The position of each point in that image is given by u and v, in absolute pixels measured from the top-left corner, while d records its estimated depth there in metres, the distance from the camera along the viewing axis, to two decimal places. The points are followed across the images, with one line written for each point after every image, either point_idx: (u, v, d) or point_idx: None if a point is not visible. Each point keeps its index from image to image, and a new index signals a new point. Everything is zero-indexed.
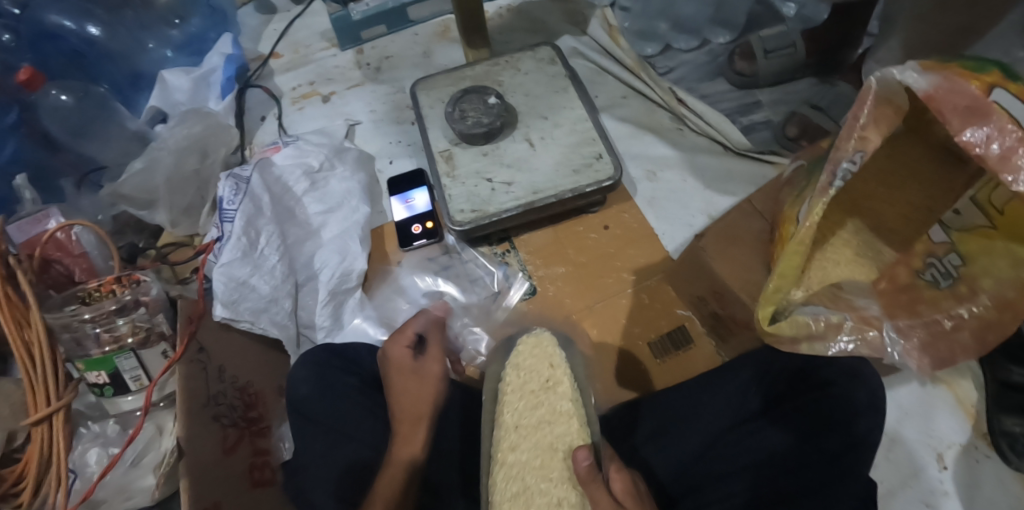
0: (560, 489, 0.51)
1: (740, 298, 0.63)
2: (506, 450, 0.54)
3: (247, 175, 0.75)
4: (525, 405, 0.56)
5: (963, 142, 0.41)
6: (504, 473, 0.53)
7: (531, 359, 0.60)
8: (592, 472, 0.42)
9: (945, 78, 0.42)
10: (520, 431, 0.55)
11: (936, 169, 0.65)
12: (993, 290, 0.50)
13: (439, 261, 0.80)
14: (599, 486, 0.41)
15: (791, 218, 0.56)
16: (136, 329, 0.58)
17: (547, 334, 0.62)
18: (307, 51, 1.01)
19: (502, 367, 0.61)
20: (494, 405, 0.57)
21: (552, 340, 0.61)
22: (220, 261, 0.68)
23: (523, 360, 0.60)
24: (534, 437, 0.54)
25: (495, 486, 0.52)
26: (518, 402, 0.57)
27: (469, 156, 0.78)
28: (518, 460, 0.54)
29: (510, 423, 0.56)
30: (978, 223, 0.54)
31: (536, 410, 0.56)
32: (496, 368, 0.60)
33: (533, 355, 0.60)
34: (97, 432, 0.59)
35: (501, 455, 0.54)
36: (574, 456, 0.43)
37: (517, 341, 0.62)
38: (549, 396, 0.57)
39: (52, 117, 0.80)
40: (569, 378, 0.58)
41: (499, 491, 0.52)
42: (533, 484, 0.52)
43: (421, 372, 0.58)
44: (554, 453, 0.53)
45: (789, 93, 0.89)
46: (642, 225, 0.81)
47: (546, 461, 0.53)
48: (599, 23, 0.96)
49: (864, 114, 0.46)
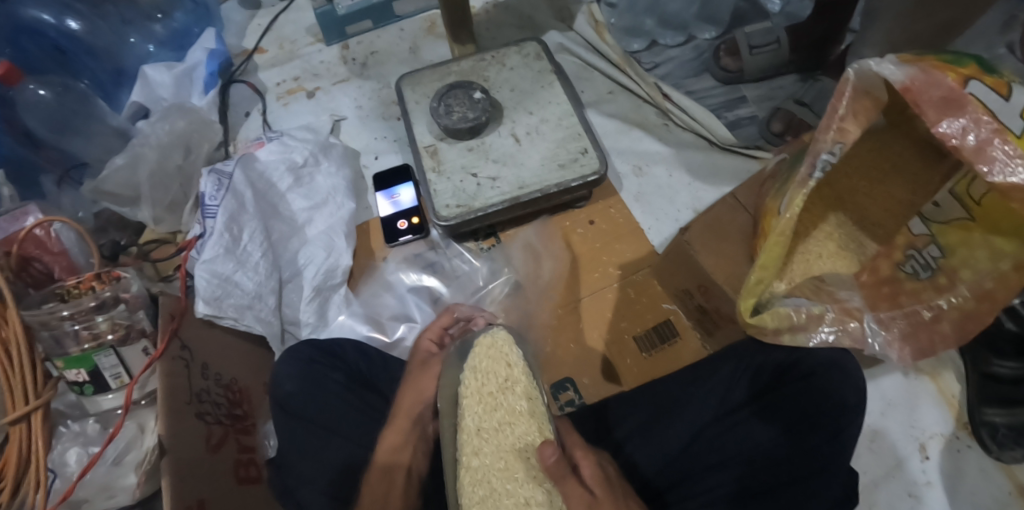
0: (527, 489, 0.50)
1: (725, 291, 0.63)
2: (470, 454, 0.53)
3: (230, 169, 0.74)
4: (483, 409, 0.55)
5: (940, 133, 0.42)
6: (470, 477, 0.52)
7: (487, 361, 0.57)
8: (560, 468, 0.41)
9: (922, 71, 0.43)
10: (483, 434, 0.54)
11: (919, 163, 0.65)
12: (971, 281, 0.51)
13: (426, 257, 0.80)
14: (570, 480, 0.41)
15: (773, 211, 0.57)
16: (116, 326, 0.57)
17: (501, 332, 0.59)
18: (292, 47, 1.00)
19: (459, 372, 0.58)
20: (453, 410, 0.55)
21: (508, 338, 0.58)
22: (202, 257, 0.66)
23: (480, 362, 0.57)
24: (496, 440, 0.53)
25: (462, 491, 0.51)
26: (477, 406, 0.55)
27: (455, 151, 0.77)
28: (483, 464, 0.52)
29: (472, 427, 0.54)
30: (958, 216, 0.55)
31: (494, 413, 0.55)
32: (451, 374, 0.57)
33: (488, 357, 0.57)
34: (77, 431, 0.58)
35: (466, 459, 0.53)
36: (540, 451, 0.43)
37: (471, 342, 0.59)
38: (506, 396, 0.55)
39: (30, 112, 0.78)
40: (526, 377, 0.56)
41: (467, 495, 0.51)
42: (499, 486, 0.50)
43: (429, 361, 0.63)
44: (518, 454, 0.52)
45: (774, 89, 0.90)
46: (628, 220, 0.81)
47: (510, 463, 0.52)
48: (585, 20, 0.96)
49: (843, 105, 0.46)
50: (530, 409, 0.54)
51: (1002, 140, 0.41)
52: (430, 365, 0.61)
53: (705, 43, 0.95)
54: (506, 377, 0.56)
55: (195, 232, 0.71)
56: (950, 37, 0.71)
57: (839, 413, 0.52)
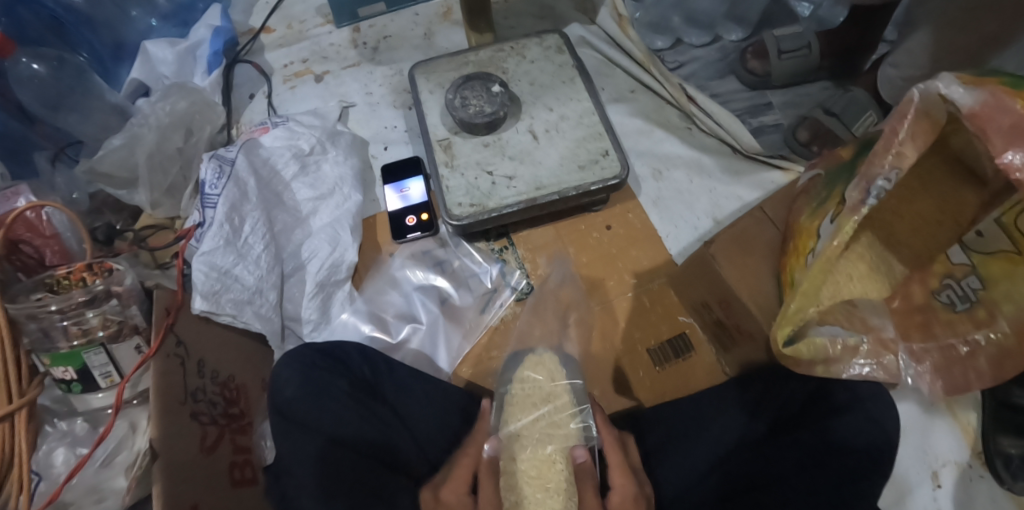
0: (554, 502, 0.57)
1: (747, 307, 0.61)
2: (509, 459, 0.59)
3: (232, 156, 0.69)
4: (528, 417, 0.61)
5: (1004, 164, 0.38)
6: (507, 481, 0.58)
7: (534, 376, 0.64)
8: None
9: (992, 95, 0.39)
10: (521, 441, 0.60)
11: (950, 183, 0.62)
12: (1014, 316, 0.49)
13: (434, 255, 0.76)
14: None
15: (810, 232, 0.54)
16: (108, 322, 0.53)
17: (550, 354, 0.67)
18: (300, 27, 0.96)
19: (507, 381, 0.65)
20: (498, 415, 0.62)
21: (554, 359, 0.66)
22: (201, 249, 0.63)
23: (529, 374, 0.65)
24: (533, 448, 0.59)
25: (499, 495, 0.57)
26: (521, 414, 0.62)
27: (470, 146, 0.73)
28: (518, 470, 0.59)
29: (514, 433, 0.61)
30: (1000, 247, 0.52)
31: (536, 423, 0.61)
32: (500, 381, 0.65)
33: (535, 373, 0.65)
34: (65, 430, 0.55)
35: (506, 464, 0.59)
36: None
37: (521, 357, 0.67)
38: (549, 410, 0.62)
39: (22, 88, 0.73)
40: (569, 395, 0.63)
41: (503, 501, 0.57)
42: (530, 495, 0.57)
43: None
44: (552, 465, 0.58)
45: (801, 95, 0.87)
46: (646, 226, 0.78)
47: (544, 473, 0.58)
48: (609, 13, 0.91)
49: (903, 128, 0.44)
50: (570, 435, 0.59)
51: None
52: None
53: (731, 45, 0.92)
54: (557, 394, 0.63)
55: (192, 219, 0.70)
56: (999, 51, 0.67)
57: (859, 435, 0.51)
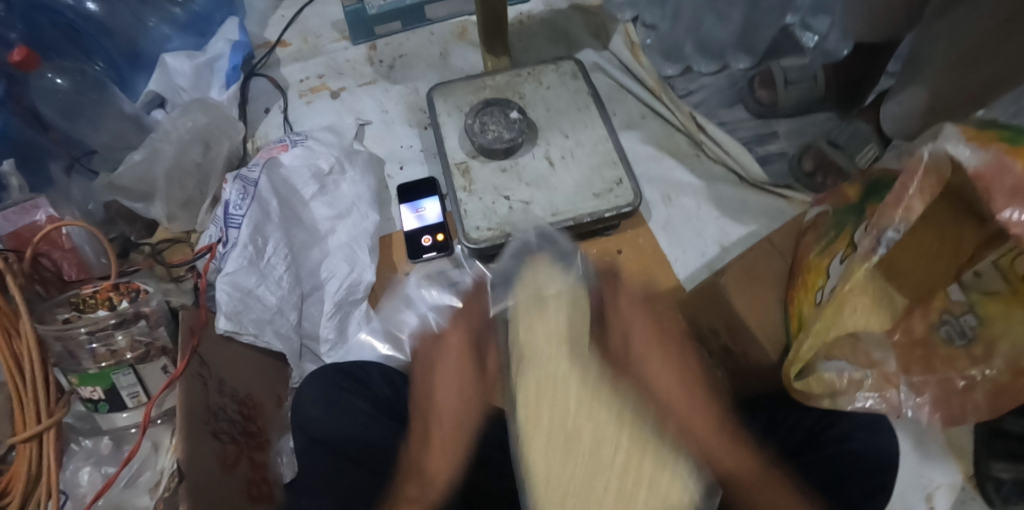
0: (581, 413, 0.53)
1: (757, 337, 0.64)
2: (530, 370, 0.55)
3: (255, 177, 0.69)
4: (538, 323, 0.57)
5: (1004, 220, 0.41)
6: (523, 394, 0.54)
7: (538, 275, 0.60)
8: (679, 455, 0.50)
9: (995, 156, 0.42)
10: (528, 352, 0.56)
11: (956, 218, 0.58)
12: (1009, 355, 0.52)
13: (448, 275, 0.77)
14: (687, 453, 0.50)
15: (819, 270, 0.57)
16: (135, 343, 0.54)
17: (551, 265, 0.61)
18: (316, 42, 0.97)
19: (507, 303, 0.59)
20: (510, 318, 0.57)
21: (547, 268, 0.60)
22: (224, 270, 0.63)
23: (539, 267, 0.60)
24: (535, 375, 0.55)
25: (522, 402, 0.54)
26: (529, 318, 0.57)
27: (487, 171, 0.75)
28: (534, 399, 0.54)
29: (519, 342, 0.57)
30: (997, 288, 0.55)
31: (539, 330, 0.56)
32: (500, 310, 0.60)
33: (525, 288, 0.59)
34: (90, 449, 0.56)
35: (521, 371, 0.56)
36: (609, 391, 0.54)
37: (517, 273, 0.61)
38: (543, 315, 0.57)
39: (43, 100, 0.73)
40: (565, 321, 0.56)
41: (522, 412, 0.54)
42: (559, 409, 0.54)
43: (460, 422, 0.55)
44: (555, 382, 0.54)
45: (807, 125, 0.90)
46: (655, 251, 0.80)
47: (547, 389, 0.54)
48: (621, 40, 0.94)
49: (914, 183, 0.46)
50: (571, 315, 0.57)
51: None
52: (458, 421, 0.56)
53: (740, 73, 0.94)
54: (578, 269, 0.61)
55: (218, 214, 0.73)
56: (996, 94, 0.65)
57: (861, 447, 0.51)
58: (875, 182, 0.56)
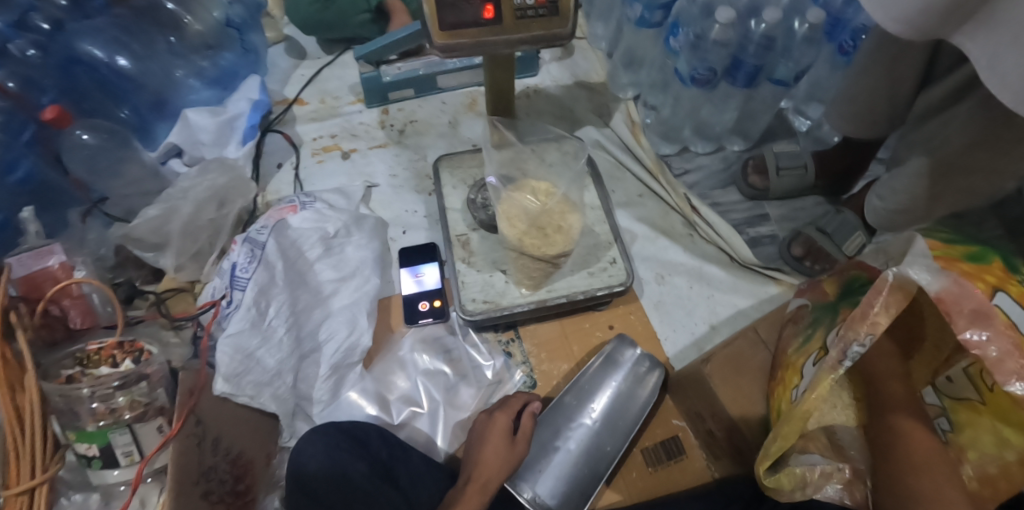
0: (618, 404, 0.73)
1: (739, 426, 0.65)
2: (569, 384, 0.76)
3: (263, 239, 0.76)
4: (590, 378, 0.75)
5: (965, 339, 0.44)
6: (587, 378, 0.75)
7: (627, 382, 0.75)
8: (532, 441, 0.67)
9: (954, 281, 0.45)
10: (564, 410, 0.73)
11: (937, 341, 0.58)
12: (976, 463, 0.51)
13: (443, 343, 0.79)
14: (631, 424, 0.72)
15: (795, 368, 0.60)
16: (134, 404, 0.56)
17: (607, 351, 0.77)
18: (333, 103, 1.02)
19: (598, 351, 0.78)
20: (566, 422, 0.72)
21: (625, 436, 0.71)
22: (228, 331, 0.69)
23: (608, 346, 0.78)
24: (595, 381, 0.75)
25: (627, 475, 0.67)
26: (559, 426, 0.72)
27: (487, 244, 0.81)
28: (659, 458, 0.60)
29: (583, 380, 0.75)
30: (967, 395, 0.54)
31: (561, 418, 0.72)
32: (613, 348, 0.77)
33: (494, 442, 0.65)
34: (80, 502, 0.59)
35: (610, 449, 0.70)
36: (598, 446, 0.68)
37: (590, 361, 0.77)
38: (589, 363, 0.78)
39: (74, 156, 0.80)
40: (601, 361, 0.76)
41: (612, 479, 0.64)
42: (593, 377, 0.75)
43: (513, 441, 0.66)
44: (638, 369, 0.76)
45: (797, 210, 0.94)
46: (647, 328, 0.82)
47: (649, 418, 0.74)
48: (622, 118, 1.00)
49: (879, 302, 0.48)
50: (630, 386, 0.75)
51: (1020, 355, 0.43)
52: (491, 426, 0.67)
53: (734, 155, 1.00)
54: (642, 398, 0.74)
55: (224, 267, 0.76)
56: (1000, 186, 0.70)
57: None
58: (851, 280, 0.61)
